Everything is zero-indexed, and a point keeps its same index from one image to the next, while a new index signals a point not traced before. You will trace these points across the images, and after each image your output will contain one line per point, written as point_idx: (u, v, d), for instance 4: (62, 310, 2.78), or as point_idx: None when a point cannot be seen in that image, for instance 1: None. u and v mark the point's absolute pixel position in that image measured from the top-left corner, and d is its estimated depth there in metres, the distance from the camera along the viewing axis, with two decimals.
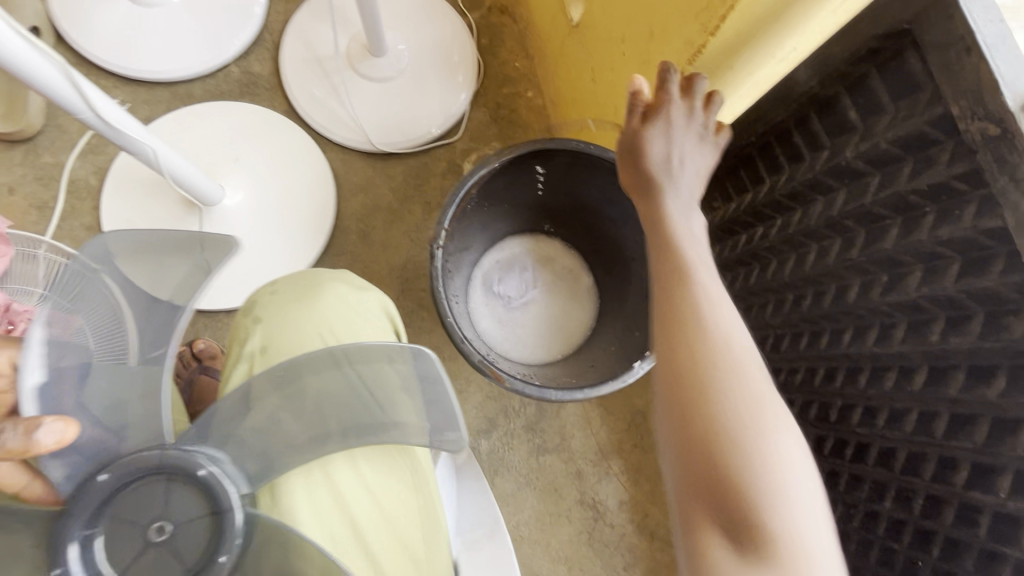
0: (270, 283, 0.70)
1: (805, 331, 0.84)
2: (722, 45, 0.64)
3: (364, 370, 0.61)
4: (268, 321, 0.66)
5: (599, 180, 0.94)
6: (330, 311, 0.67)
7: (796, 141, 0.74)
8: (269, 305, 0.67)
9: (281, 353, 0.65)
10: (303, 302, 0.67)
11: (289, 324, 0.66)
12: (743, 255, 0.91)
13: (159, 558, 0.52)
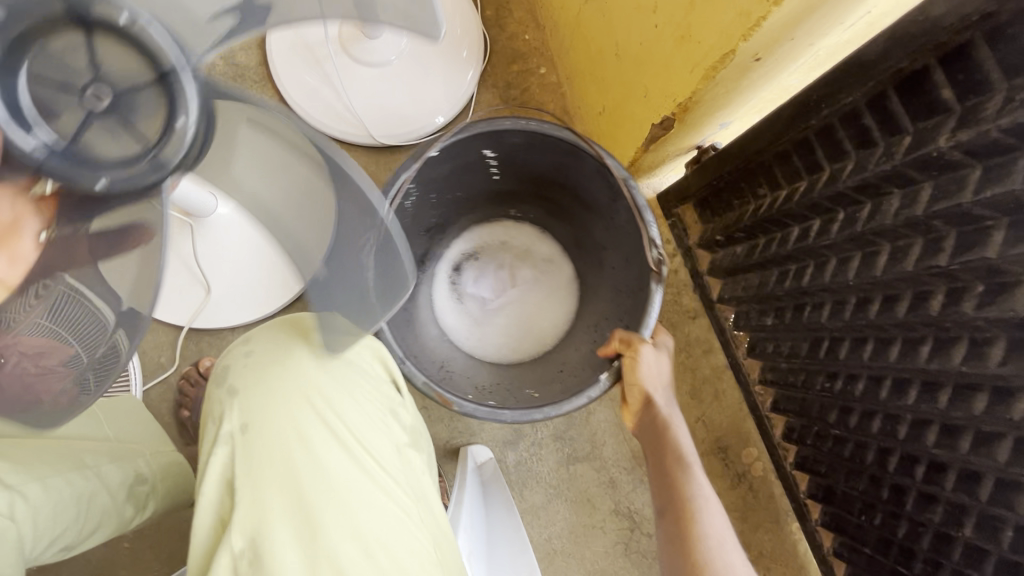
0: (241, 343, 0.63)
1: (870, 338, 0.74)
2: (786, 16, 0.53)
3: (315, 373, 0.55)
4: (244, 394, 0.59)
5: (564, 162, 0.83)
6: (308, 370, 0.59)
7: (868, 123, 0.63)
8: (243, 374, 0.60)
9: (266, 433, 0.58)
10: (279, 366, 0.60)
11: (268, 396, 0.59)
12: (795, 252, 0.81)
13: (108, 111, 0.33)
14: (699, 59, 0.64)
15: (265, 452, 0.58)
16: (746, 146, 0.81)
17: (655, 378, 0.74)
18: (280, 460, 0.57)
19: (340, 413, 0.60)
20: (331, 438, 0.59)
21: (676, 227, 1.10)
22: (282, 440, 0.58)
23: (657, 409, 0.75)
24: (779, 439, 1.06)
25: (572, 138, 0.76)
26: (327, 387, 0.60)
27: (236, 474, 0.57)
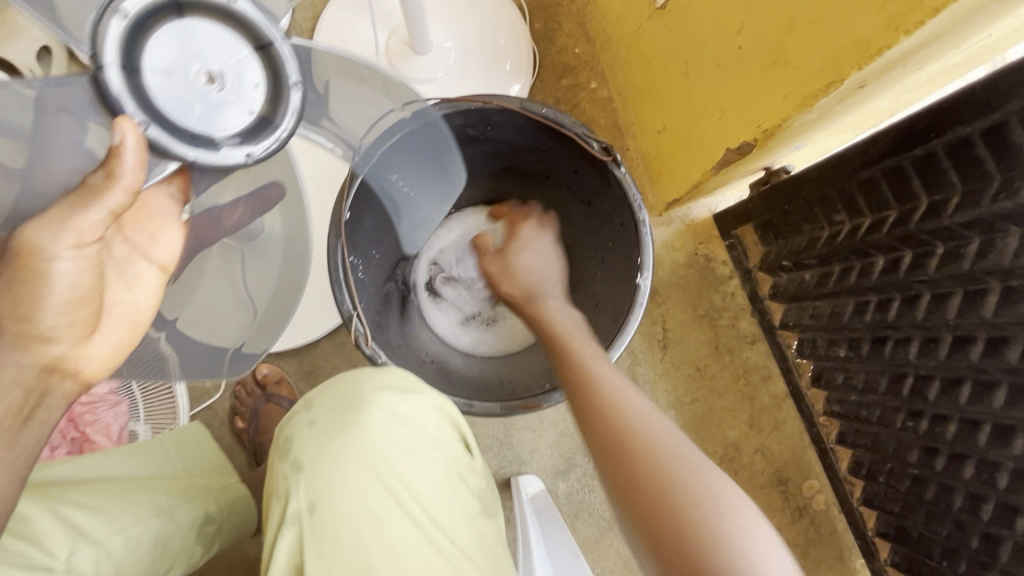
0: (302, 414, 0.58)
1: (967, 380, 0.69)
2: (909, 46, 0.48)
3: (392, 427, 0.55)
4: (312, 470, 0.54)
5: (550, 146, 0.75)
6: (380, 439, 0.55)
7: (983, 155, 0.58)
8: (308, 447, 0.56)
9: (337, 515, 0.53)
10: (348, 437, 0.55)
11: (338, 472, 0.54)
12: (880, 284, 0.76)
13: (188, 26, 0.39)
14: (795, 86, 0.60)
15: (337, 536, 0.52)
16: (828, 170, 0.76)
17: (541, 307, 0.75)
18: (352, 546, 0.52)
19: (414, 488, 0.55)
20: (406, 518, 0.53)
21: (735, 248, 1.06)
22: (354, 519, 0.53)
23: (532, 310, 0.75)
24: (846, 473, 1.00)
25: (520, 105, 0.68)
26: (401, 459, 0.55)
27: (307, 562, 0.52)
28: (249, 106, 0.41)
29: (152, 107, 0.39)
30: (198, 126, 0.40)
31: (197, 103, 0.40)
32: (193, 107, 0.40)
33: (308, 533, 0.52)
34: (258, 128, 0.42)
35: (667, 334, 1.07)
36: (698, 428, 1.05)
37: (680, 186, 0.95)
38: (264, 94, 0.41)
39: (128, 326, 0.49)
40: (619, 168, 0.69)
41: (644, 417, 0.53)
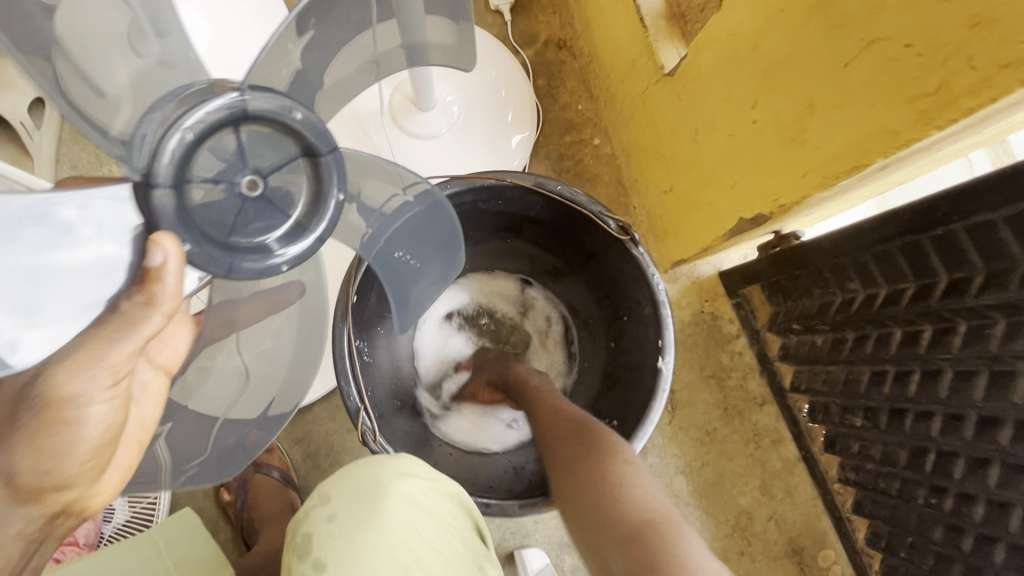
0: (322, 508, 0.58)
1: (995, 461, 0.67)
2: (940, 137, 0.47)
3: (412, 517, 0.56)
4: (336, 566, 0.54)
5: (565, 218, 0.75)
6: (399, 531, 0.56)
7: (1007, 239, 0.57)
8: (328, 545, 0.56)
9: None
10: (371, 530, 0.56)
11: (363, 567, 0.54)
12: (899, 356, 0.74)
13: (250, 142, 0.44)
14: (815, 165, 0.59)
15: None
16: (842, 243, 0.75)
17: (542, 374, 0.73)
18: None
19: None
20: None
21: (743, 307, 1.04)
22: None
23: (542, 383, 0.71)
24: (863, 544, 0.96)
25: (534, 182, 0.69)
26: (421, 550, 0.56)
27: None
28: (286, 215, 0.45)
29: (193, 216, 0.43)
30: (235, 231, 0.44)
31: (240, 208, 0.44)
32: (233, 214, 0.44)
33: None
34: (290, 236, 0.46)
35: (675, 395, 1.04)
36: (708, 495, 1.01)
37: (688, 249, 0.94)
38: (301, 205, 0.46)
39: (135, 447, 0.48)
40: (637, 246, 0.69)
41: (661, 501, 0.48)
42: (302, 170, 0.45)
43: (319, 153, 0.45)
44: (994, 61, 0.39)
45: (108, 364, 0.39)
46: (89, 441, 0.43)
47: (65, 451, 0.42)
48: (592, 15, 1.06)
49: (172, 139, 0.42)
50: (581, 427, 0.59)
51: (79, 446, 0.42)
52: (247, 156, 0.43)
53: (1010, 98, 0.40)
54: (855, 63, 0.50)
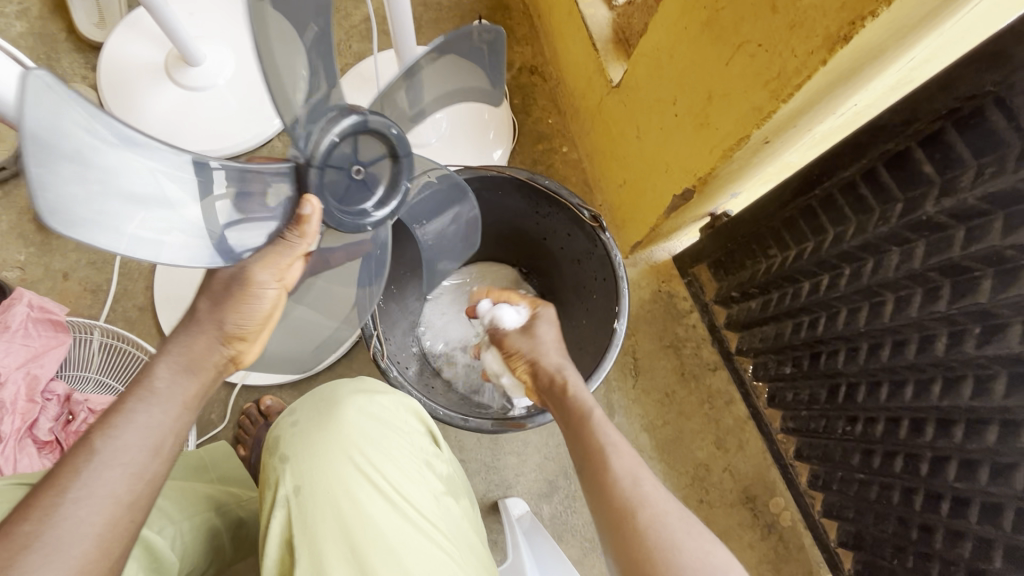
0: (287, 417, 0.68)
1: (884, 381, 0.82)
2: (789, 110, 0.65)
3: (363, 418, 0.67)
4: (296, 459, 0.63)
5: (540, 205, 0.88)
6: (351, 431, 0.65)
7: (864, 192, 0.73)
8: (292, 442, 0.65)
9: (317, 493, 0.61)
10: (326, 429, 0.65)
11: (320, 458, 0.63)
12: (807, 304, 0.90)
13: (362, 145, 0.61)
14: (717, 142, 0.76)
15: (318, 510, 0.61)
16: (758, 212, 0.93)
17: (592, 417, 0.65)
18: (331, 519, 0.60)
19: (383, 471, 0.64)
20: (377, 492, 0.62)
21: (692, 284, 1.20)
22: (333, 499, 0.61)
23: (590, 433, 0.63)
24: (805, 487, 1.09)
25: (528, 176, 0.83)
26: (368, 446, 0.65)
27: (294, 533, 0.60)
28: (375, 194, 0.64)
29: (324, 191, 0.59)
30: (344, 202, 0.62)
31: (349, 186, 0.61)
32: (346, 190, 0.61)
33: (294, 515, 0.61)
34: (379, 210, 0.65)
35: (637, 362, 1.19)
36: (669, 449, 1.15)
37: (640, 232, 1.11)
38: (383, 188, 0.65)
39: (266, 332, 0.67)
40: (605, 233, 0.82)
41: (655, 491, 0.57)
42: (390, 166, 0.64)
43: (401, 155, 0.63)
44: (807, 51, 0.57)
45: (278, 266, 0.59)
46: (261, 315, 0.61)
47: (248, 315, 0.60)
48: (557, 44, 1.26)
49: (324, 135, 0.58)
50: (637, 512, 0.55)
51: (255, 317, 0.61)
52: (358, 153, 0.61)
53: (821, 75, 0.58)
54: (732, 61, 0.68)
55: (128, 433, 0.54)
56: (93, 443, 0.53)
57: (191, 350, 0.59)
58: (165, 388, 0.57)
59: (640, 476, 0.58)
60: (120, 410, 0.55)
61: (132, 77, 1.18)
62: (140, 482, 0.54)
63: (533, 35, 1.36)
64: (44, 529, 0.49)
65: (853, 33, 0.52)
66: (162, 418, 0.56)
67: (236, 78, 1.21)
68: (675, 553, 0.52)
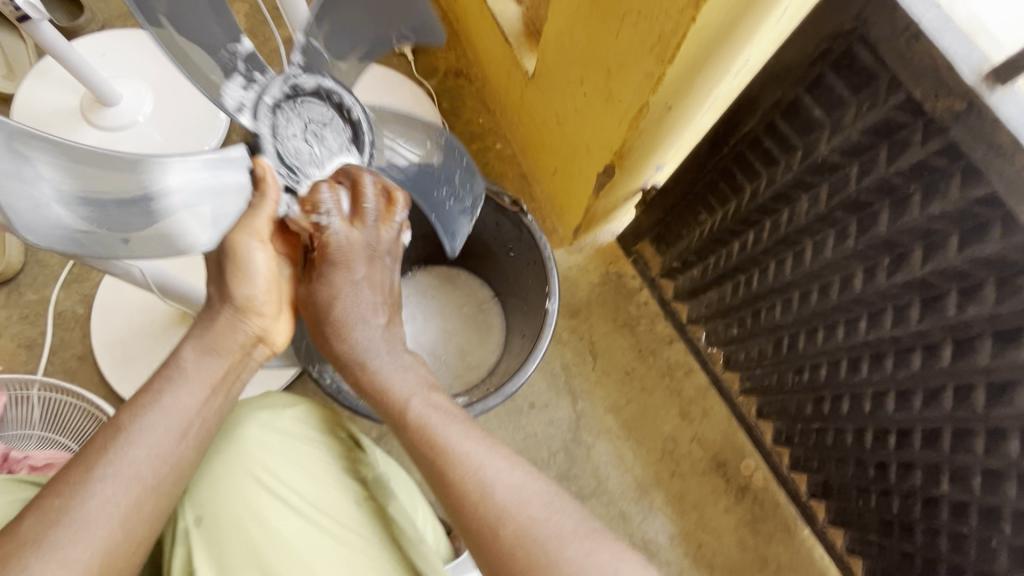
0: None
1: (819, 326, 0.83)
2: (678, 71, 0.66)
3: (266, 435, 0.63)
4: (194, 489, 0.60)
5: None
6: (257, 450, 0.62)
7: (768, 145, 0.75)
8: (188, 473, 0.61)
9: (222, 519, 0.59)
10: (227, 452, 0.61)
11: (221, 483, 0.60)
12: (740, 263, 0.92)
13: (310, 111, 0.63)
14: (624, 114, 0.78)
15: (225, 535, 0.58)
16: (680, 179, 0.94)
17: (416, 420, 0.57)
18: (247, 556, 0.57)
19: (295, 486, 0.61)
20: (289, 509, 0.60)
21: (638, 262, 1.21)
22: (241, 521, 0.58)
23: (424, 449, 0.56)
24: (771, 445, 1.11)
25: None
26: (276, 462, 0.62)
27: (201, 567, 0.57)
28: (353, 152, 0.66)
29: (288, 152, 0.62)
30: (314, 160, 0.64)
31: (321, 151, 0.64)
32: (306, 152, 0.63)
33: (196, 548, 0.58)
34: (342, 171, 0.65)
35: (594, 346, 1.19)
36: (636, 427, 1.15)
37: (577, 217, 1.13)
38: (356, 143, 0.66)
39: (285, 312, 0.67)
40: (527, 216, 0.83)
41: (509, 498, 0.51)
42: (343, 120, 0.65)
43: (353, 113, 0.66)
44: (678, 12, 0.59)
45: (255, 230, 0.59)
46: (264, 278, 0.62)
47: (251, 281, 0.61)
48: (477, 44, 1.27)
49: (265, 99, 0.61)
50: (501, 531, 0.50)
51: (262, 284, 0.62)
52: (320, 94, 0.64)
53: (695, 34, 0.60)
54: (621, 32, 0.70)
55: (156, 415, 0.53)
56: (121, 422, 0.52)
57: (219, 335, 0.60)
58: (191, 367, 0.57)
59: (495, 472, 0.53)
60: (146, 392, 0.55)
61: (47, 125, 1.16)
62: (165, 464, 0.52)
63: (455, 40, 1.38)
64: (72, 504, 0.47)
65: None
66: (189, 400, 0.55)
67: (157, 112, 1.20)
68: (556, 554, 0.49)
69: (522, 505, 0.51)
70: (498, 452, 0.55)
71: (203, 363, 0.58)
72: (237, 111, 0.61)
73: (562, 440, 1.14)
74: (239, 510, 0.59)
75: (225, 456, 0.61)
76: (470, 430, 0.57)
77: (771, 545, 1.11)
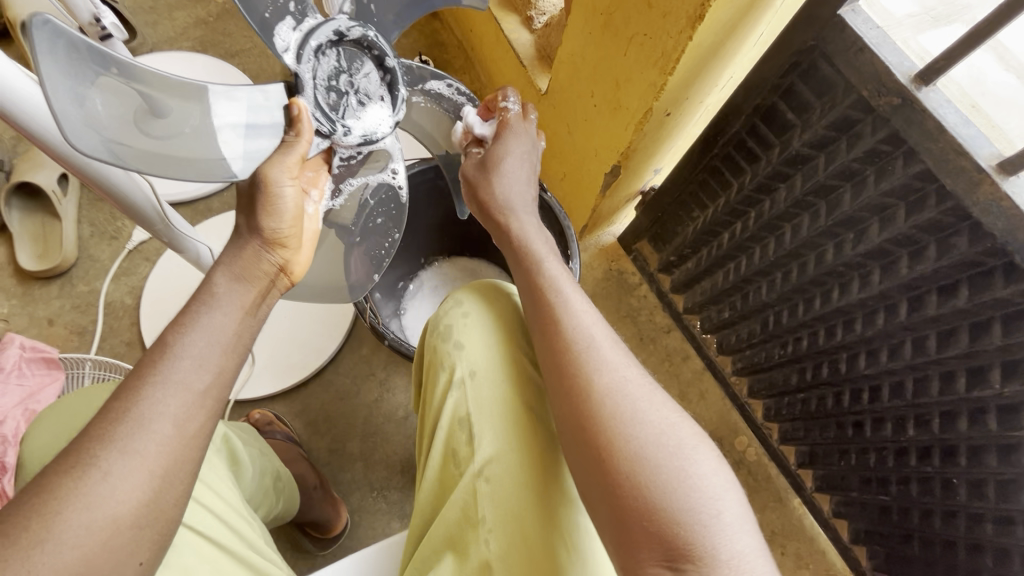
0: (456, 304, 0.70)
1: (799, 300, 0.97)
2: (677, 81, 0.81)
3: (484, 311, 0.69)
4: (471, 347, 0.66)
5: None
6: (481, 326, 0.67)
7: (751, 144, 0.90)
8: (466, 329, 0.67)
9: (490, 376, 0.65)
10: (483, 321, 0.68)
11: (470, 349, 0.66)
12: (730, 250, 1.05)
13: (354, 61, 0.64)
14: (630, 119, 0.92)
15: (480, 396, 0.64)
16: (676, 179, 1.09)
17: (546, 274, 0.66)
18: (483, 412, 0.63)
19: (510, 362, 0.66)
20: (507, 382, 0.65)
21: (638, 259, 1.34)
22: (488, 385, 0.64)
23: (548, 299, 0.64)
24: (762, 420, 1.22)
25: None
26: (499, 336, 0.67)
27: (465, 413, 0.63)
28: (388, 105, 0.66)
29: (323, 103, 0.62)
30: (347, 112, 0.64)
31: (351, 101, 0.64)
32: (341, 102, 0.63)
33: (460, 397, 0.64)
34: (376, 125, 0.66)
35: None
36: None
37: (584, 217, 1.27)
38: (389, 98, 0.66)
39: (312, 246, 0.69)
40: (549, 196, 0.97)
41: (611, 363, 0.59)
42: (380, 77, 0.66)
43: (388, 62, 0.65)
44: (678, 32, 0.74)
45: (285, 164, 0.61)
46: (291, 213, 0.64)
47: (279, 214, 0.63)
48: (491, 69, 1.44)
49: (310, 41, 0.60)
50: (596, 380, 0.58)
51: (287, 217, 0.63)
52: (374, 49, 0.64)
53: (691, 49, 0.75)
54: (628, 51, 0.85)
55: (195, 332, 0.56)
56: (167, 341, 0.54)
57: (245, 265, 0.62)
58: (224, 292, 0.59)
59: (601, 337, 0.61)
60: (186, 314, 0.57)
61: None
62: (205, 371, 0.55)
63: (469, 65, 1.55)
64: (132, 406, 0.51)
65: (705, 12, 0.68)
66: (225, 319, 0.58)
67: None
68: (639, 416, 0.56)
69: (621, 371, 0.58)
70: (605, 327, 0.63)
71: (233, 289, 0.60)
72: (285, 50, 0.60)
73: None
74: (473, 375, 0.65)
75: (468, 330, 0.67)
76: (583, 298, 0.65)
77: (764, 513, 1.21)
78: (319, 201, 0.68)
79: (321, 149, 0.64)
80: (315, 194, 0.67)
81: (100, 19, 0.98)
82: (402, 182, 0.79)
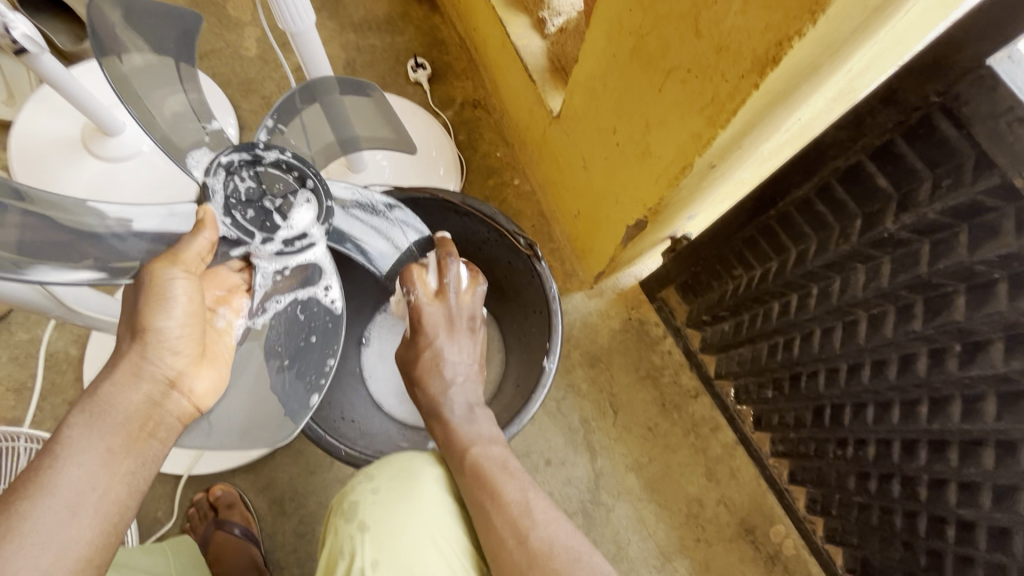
0: (369, 479, 0.65)
1: (869, 403, 0.77)
2: (729, 136, 0.60)
3: (407, 489, 0.65)
4: (377, 529, 0.62)
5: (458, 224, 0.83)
6: (403, 507, 0.63)
7: (822, 210, 0.68)
8: (374, 510, 0.63)
9: (394, 567, 0.60)
10: (406, 498, 0.64)
11: (381, 535, 0.61)
12: (780, 326, 0.85)
13: (266, 171, 0.60)
14: (662, 171, 0.72)
15: None
16: (715, 235, 0.88)
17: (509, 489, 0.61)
18: None
19: (419, 555, 0.61)
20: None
21: (662, 309, 1.14)
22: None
23: (518, 517, 0.59)
24: (804, 512, 1.03)
25: (461, 200, 0.78)
26: (417, 522, 0.63)
27: None
28: (308, 207, 0.61)
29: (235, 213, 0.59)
30: (263, 221, 0.60)
31: (265, 212, 0.60)
32: (262, 216, 0.60)
33: None
34: (304, 228, 0.61)
35: (615, 398, 1.13)
36: (660, 487, 1.09)
37: (599, 263, 1.07)
38: (312, 204, 0.62)
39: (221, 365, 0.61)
40: (540, 262, 0.77)
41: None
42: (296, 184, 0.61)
43: (305, 170, 0.62)
44: (738, 75, 0.52)
45: (188, 259, 0.55)
46: (183, 311, 0.54)
47: (166, 312, 0.53)
48: (496, 76, 1.22)
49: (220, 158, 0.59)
50: None
51: (178, 317, 0.54)
52: (269, 158, 0.60)
53: (752, 100, 0.53)
54: (664, 87, 0.64)
55: (50, 501, 0.47)
56: (15, 510, 0.46)
57: (118, 393, 0.52)
58: (77, 439, 0.49)
59: (533, 523, 0.59)
60: (37, 473, 0.47)
61: (46, 155, 1.11)
62: (49, 549, 0.46)
63: (472, 69, 1.32)
64: None
65: (781, 55, 0.47)
66: (79, 475, 0.48)
67: (162, 141, 1.15)
68: None
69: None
70: (578, 534, 0.60)
71: (96, 434, 0.50)
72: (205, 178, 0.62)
73: (580, 501, 1.08)
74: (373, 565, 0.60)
75: (379, 510, 0.63)
76: (550, 507, 0.61)
77: None
78: (232, 318, 0.63)
79: (238, 257, 0.61)
80: (224, 313, 0.62)
81: (10, 30, 0.79)
82: (336, 299, 0.68)
